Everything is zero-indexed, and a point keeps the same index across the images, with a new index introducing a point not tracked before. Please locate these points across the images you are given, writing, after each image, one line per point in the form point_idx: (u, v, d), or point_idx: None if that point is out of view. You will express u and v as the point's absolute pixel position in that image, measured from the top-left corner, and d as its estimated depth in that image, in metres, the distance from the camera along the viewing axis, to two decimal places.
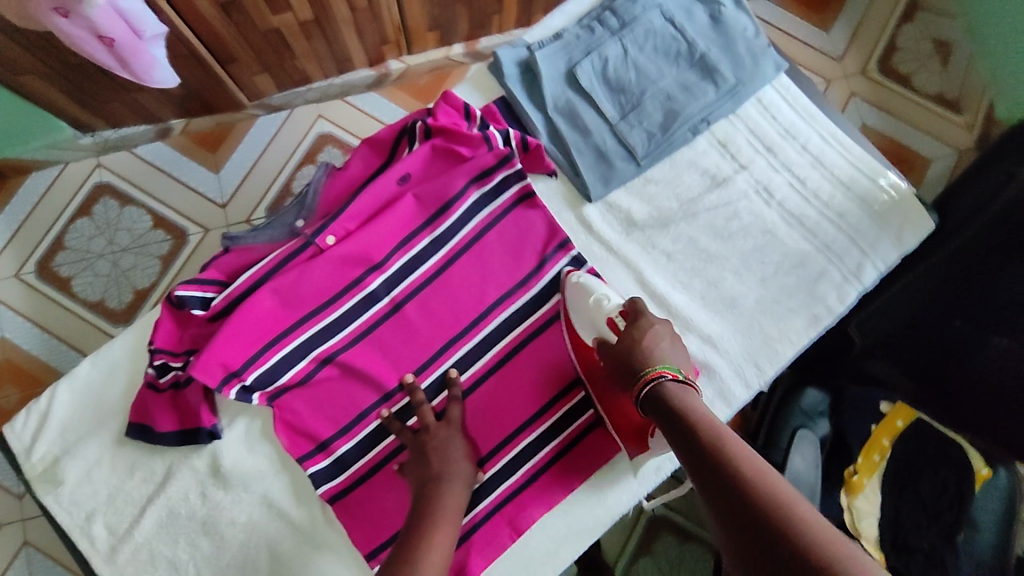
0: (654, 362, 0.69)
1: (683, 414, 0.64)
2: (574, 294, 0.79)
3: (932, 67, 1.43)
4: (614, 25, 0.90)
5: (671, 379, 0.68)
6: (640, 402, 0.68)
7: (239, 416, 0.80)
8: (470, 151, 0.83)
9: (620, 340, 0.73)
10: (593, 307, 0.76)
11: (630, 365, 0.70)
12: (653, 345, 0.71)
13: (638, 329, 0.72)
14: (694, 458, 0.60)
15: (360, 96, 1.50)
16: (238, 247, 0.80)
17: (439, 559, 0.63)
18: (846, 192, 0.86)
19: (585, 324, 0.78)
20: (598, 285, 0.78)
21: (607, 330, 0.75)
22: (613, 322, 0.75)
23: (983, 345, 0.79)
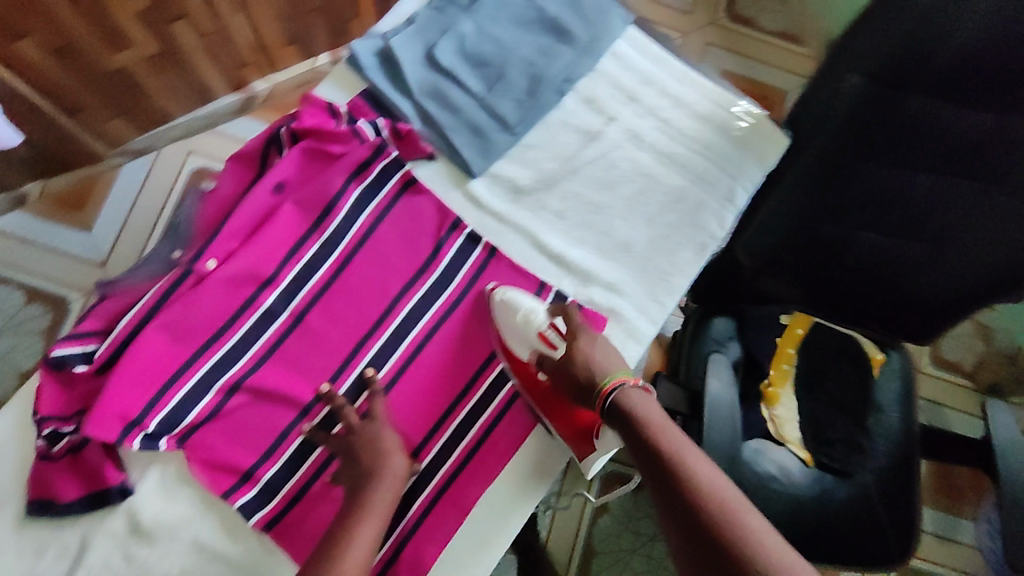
0: (606, 376, 0.73)
1: (638, 423, 0.69)
2: (500, 312, 0.78)
3: (775, 8, 1.55)
4: (464, 4, 0.91)
5: (634, 386, 0.72)
6: (601, 411, 0.73)
7: (151, 465, 0.75)
8: (343, 148, 0.82)
9: (567, 355, 0.75)
10: (523, 322, 0.77)
11: (588, 381, 0.73)
12: (601, 357, 0.74)
13: (582, 344, 0.75)
14: (651, 470, 0.66)
15: (230, 124, 1.44)
16: (115, 293, 0.77)
17: (360, 557, 0.64)
18: (707, 125, 0.91)
19: (518, 339, 0.78)
20: (524, 300, 0.78)
21: (542, 346, 0.78)
22: (545, 337, 0.77)
23: (855, 241, 0.93)
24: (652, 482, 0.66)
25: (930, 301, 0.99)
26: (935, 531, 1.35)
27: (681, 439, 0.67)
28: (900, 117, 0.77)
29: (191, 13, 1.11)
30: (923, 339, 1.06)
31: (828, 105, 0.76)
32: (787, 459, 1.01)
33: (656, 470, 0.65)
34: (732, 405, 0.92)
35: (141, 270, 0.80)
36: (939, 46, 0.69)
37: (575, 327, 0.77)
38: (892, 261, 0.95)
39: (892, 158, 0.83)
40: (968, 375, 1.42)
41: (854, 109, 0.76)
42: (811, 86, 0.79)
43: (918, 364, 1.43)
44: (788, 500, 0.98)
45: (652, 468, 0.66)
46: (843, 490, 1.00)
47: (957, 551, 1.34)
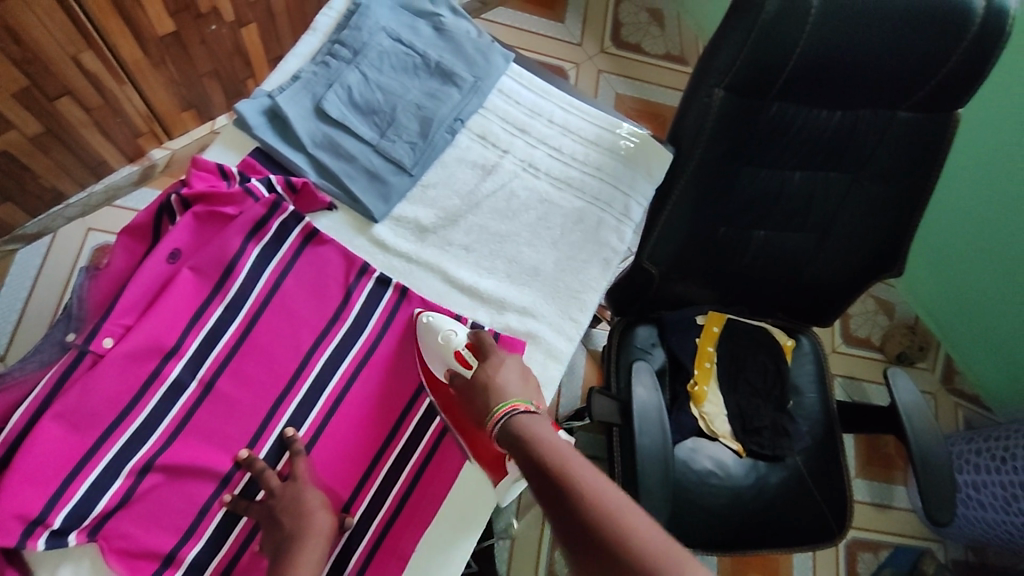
0: (509, 397, 0.73)
1: (530, 446, 0.67)
2: (422, 332, 0.79)
3: (655, 34, 1.66)
4: (348, 55, 0.93)
5: (524, 412, 0.71)
6: (496, 437, 0.71)
7: (61, 565, 0.70)
8: (237, 209, 0.81)
9: (475, 376, 0.76)
10: (443, 343, 0.78)
11: (487, 404, 0.73)
12: (504, 379, 0.75)
13: (489, 368, 0.76)
14: (545, 493, 0.64)
15: (130, 195, 1.40)
16: (4, 386, 0.72)
17: None
18: (596, 149, 0.96)
19: (435, 361, 0.78)
20: (444, 322, 0.79)
21: (457, 364, 0.77)
22: (461, 356, 0.77)
23: (749, 239, 1.00)
24: (547, 506, 0.64)
25: (826, 285, 1.06)
26: (872, 501, 1.42)
27: (568, 454, 0.66)
28: (766, 122, 0.84)
29: (76, 89, 1.09)
30: (822, 321, 1.14)
31: (701, 118, 0.82)
32: (720, 452, 1.05)
33: (549, 489, 0.64)
34: (660, 407, 0.94)
35: (33, 357, 0.76)
36: (788, 55, 0.75)
37: (487, 350, 0.78)
38: (785, 254, 1.02)
39: (768, 158, 0.89)
40: (878, 348, 1.52)
41: (724, 120, 0.82)
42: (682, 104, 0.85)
43: (833, 345, 1.51)
44: (726, 493, 1.01)
45: (546, 491, 0.64)
46: (776, 475, 1.04)
47: (895, 516, 1.41)
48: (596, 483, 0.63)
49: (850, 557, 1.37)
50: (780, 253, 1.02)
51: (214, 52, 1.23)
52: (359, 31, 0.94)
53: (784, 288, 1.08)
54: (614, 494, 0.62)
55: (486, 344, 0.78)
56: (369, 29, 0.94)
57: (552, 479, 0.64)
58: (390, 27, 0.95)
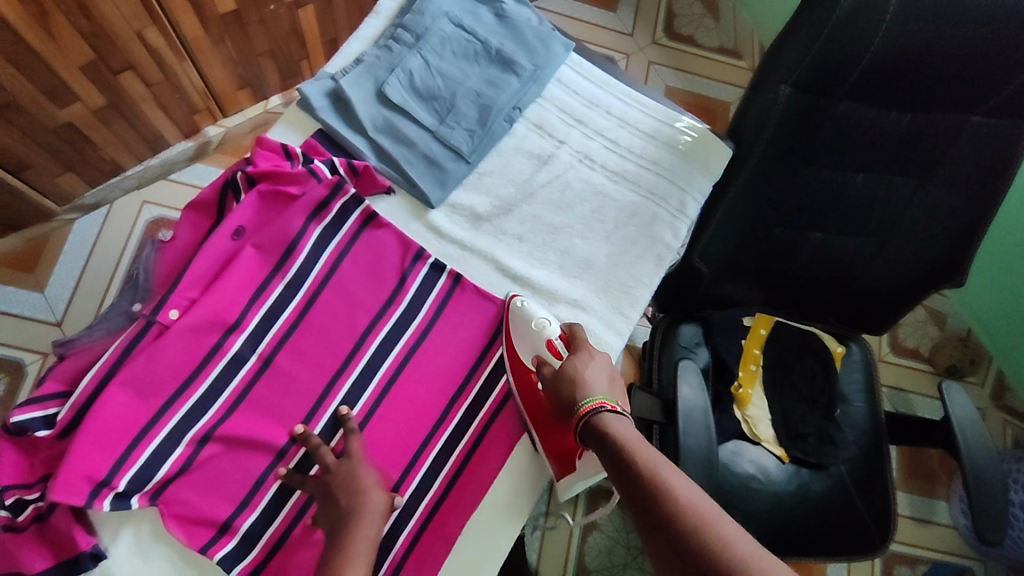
0: (595, 394, 0.72)
1: (619, 446, 0.66)
2: (515, 315, 0.81)
3: (711, 26, 1.62)
4: (410, 40, 0.93)
5: (610, 410, 0.70)
6: (580, 433, 0.70)
7: (123, 526, 0.72)
8: (299, 188, 0.82)
9: (562, 367, 0.75)
10: (536, 330, 0.80)
11: (567, 399, 0.72)
12: (588, 376, 0.74)
13: (577, 362, 0.75)
14: (635, 498, 0.62)
15: (184, 171, 1.43)
16: (74, 352, 0.75)
17: None
18: (654, 142, 0.94)
19: (525, 347, 0.80)
20: (538, 310, 0.81)
21: (547, 353, 0.79)
22: (552, 345, 0.79)
23: (806, 240, 0.97)
24: (634, 506, 0.62)
25: (881, 293, 1.03)
26: (913, 515, 1.39)
27: (660, 460, 0.65)
28: (833, 120, 0.81)
29: (138, 63, 1.11)
30: (873, 330, 1.11)
31: (765, 116, 0.79)
32: (763, 457, 1.03)
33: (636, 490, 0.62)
34: (706, 408, 0.93)
35: (100, 326, 0.78)
36: (860, 55, 0.72)
37: (579, 345, 0.78)
38: (840, 258, 1.00)
39: (831, 156, 0.86)
40: (926, 359, 1.48)
41: (788, 120, 0.79)
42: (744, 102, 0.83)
43: (880, 354, 1.48)
44: (768, 498, 1.00)
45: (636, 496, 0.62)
46: (819, 483, 1.02)
47: (935, 531, 1.38)
48: (691, 493, 0.60)
49: (886, 570, 1.35)
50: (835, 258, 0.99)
51: (271, 32, 1.25)
52: (422, 16, 0.94)
53: (837, 293, 1.05)
54: (711, 507, 0.59)
55: (579, 338, 0.78)
56: (431, 14, 0.94)
57: (641, 481, 0.63)
58: (452, 13, 0.95)
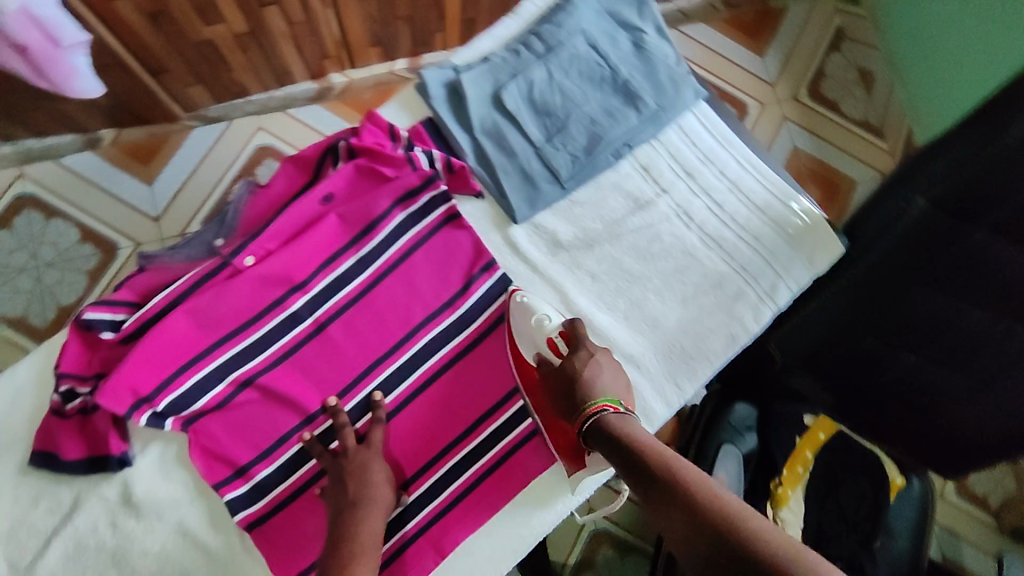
0: (596, 396, 0.69)
1: (628, 442, 0.63)
2: (517, 312, 0.80)
3: (862, 98, 1.40)
4: (540, 49, 0.91)
5: (612, 412, 0.67)
6: (582, 433, 0.68)
7: (152, 442, 0.78)
8: (395, 172, 0.83)
9: (562, 364, 0.73)
10: (535, 326, 0.78)
11: (573, 393, 0.70)
12: (592, 374, 0.72)
13: (577, 360, 0.72)
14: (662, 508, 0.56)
15: (302, 109, 1.40)
16: (154, 267, 0.80)
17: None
18: (762, 216, 0.88)
19: (527, 343, 0.79)
20: (540, 304, 0.79)
21: (547, 350, 0.77)
22: (552, 342, 0.76)
23: (891, 359, 0.81)
24: (648, 496, 0.58)
25: (980, 441, 0.84)
26: None
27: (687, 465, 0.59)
28: (965, 252, 0.66)
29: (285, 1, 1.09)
30: (948, 472, 0.93)
31: (887, 226, 0.69)
32: None
33: (648, 480, 0.59)
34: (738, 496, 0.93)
35: (182, 249, 0.82)
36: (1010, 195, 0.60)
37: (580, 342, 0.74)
38: (912, 393, 0.84)
39: (954, 287, 0.70)
40: (991, 513, 1.24)
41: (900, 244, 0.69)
42: (867, 204, 0.73)
43: None
44: None
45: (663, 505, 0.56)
46: None
47: None
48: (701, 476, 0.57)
49: None
50: (912, 391, 0.83)
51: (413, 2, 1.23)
52: (559, 29, 0.91)
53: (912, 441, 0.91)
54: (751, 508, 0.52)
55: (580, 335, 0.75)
56: (569, 29, 0.91)
57: (652, 471, 0.59)
58: (590, 32, 0.92)
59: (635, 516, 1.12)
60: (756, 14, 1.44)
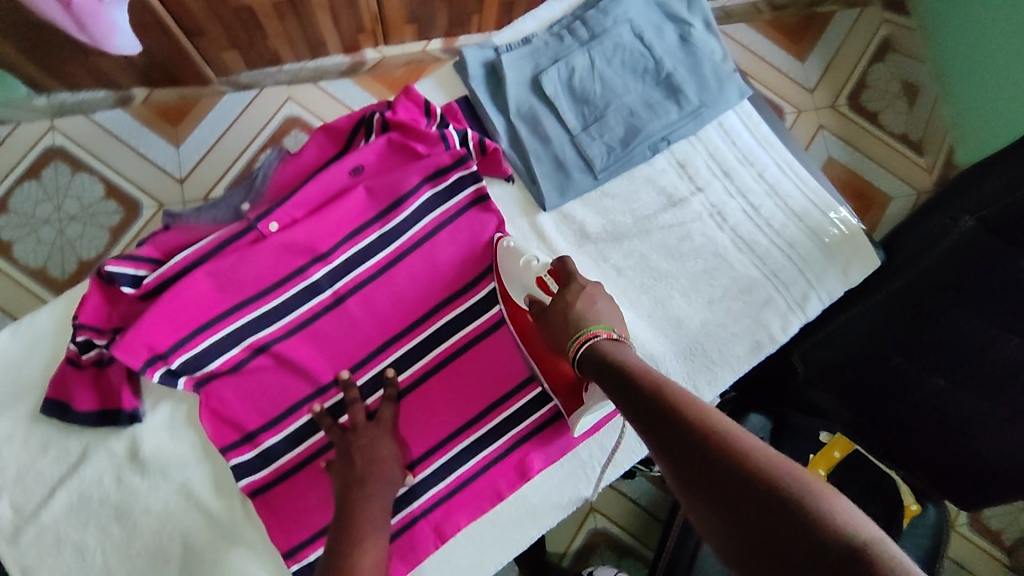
0: (587, 325, 0.68)
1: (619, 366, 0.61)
2: (505, 256, 0.79)
3: (903, 111, 1.36)
4: (584, 35, 0.89)
5: (606, 338, 0.66)
6: (577, 362, 0.66)
7: (164, 400, 0.78)
8: (427, 149, 0.82)
9: (553, 301, 0.72)
10: (524, 267, 0.77)
11: (564, 328, 0.69)
12: (585, 306, 0.70)
13: (568, 292, 0.71)
14: (681, 461, 0.51)
15: (333, 82, 1.37)
16: (178, 226, 0.79)
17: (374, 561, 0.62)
18: (798, 224, 0.86)
19: (515, 285, 0.78)
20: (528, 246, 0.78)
21: (537, 289, 0.75)
22: (541, 281, 0.75)
23: (921, 383, 0.77)
24: (638, 416, 0.57)
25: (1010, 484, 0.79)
26: None
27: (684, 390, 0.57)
28: (999, 281, 0.64)
29: None
30: (969, 506, 0.88)
31: (930, 242, 0.67)
32: None
33: (638, 401, 0.57)
34: None
35: (208, 212, 0.82)
36: None
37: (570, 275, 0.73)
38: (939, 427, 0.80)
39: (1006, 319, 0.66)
40: (1003, 547, 1.21)
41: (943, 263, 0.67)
42: (908, 221, 0.72)
43: None
44: None
45: (673, 448, 0.52)
46: None
47: None
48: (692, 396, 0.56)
49: None
50: (942, 426, 0.79)
51: None
52: (605, 16, 0.89)
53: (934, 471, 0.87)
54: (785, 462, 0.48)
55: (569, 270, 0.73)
56: (615, 16, 0.89)
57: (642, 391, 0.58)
58: (637, 21, 0.89)
59: (635, 518, 1.10)
60: (802, 18, 1.40)
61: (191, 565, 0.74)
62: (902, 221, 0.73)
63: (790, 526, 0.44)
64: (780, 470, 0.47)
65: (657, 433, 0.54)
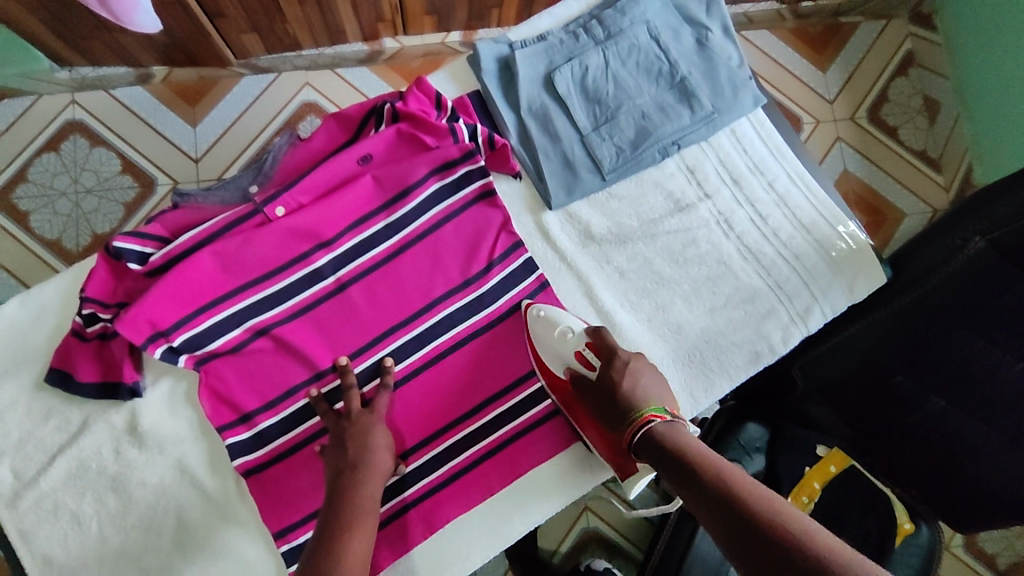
0: (641, 406, 0.69)
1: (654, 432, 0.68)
2: (538, 325, 0.77)
3: (922, 127, 1.35)
4: (600, 35, 0.89)
5: (660, 422, 0.68)
6: (630, 445, 0.69)
7: (164, 376, 0.79)
8: (436, 142, 0.82)
9: (599, 379, 0.73)
10: (560, 340, 0.76)
11: (619, 411, 0.70)
12: (636, 387, 0.71)
13: (614, 372, 0.72)
14: (700, 504, 0.60)
15: (350, 69, 1.37)
16: (187, 206, 0.79)
17: (359, 547, 0.65)
18: (805, 235, 0.85)
19: (553, 357, 0.76)
20: (562, 315, 0.77)
21: (577, 364, 0.75)
22: (582, 356, 0.75)
23: (921, 403, 0.76)
24: (674, 480, 0.63)
25: (1005, 511, 0.78)
26: None
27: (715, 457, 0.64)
28: (1012, 302, 0.63)
29: None
30: (961, 527, 0.86)
31: (937, 262, 0.66)
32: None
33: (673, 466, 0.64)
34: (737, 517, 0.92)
35: (216, 192, 0.82)
36: None
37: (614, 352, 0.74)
38: (938, 449, 0.79)
39: (1010, 343, 0.65)
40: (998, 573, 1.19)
41: (950, 282, 0.66)
42: (909, 245, 0.70)
43: None
44: None
45: (709, 509, 0.59)
46: None
47: None
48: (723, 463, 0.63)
49: None
50: (942, 449, 0.78)
51: None
52: (622, 16, 0.89)
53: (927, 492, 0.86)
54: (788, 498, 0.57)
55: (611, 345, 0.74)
56: (632, 17, 0.89)
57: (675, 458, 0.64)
58: (654, 23, 0.89)
59: (629, 521, 1.10)
60: (825, 28, 1.38)
61: (183, 540, 0.75)
62: (909, 239, 0.71)
63: (780, 540, 0.51)
64: (779, 510, 0.55)
65: (692, 495, 0.61)
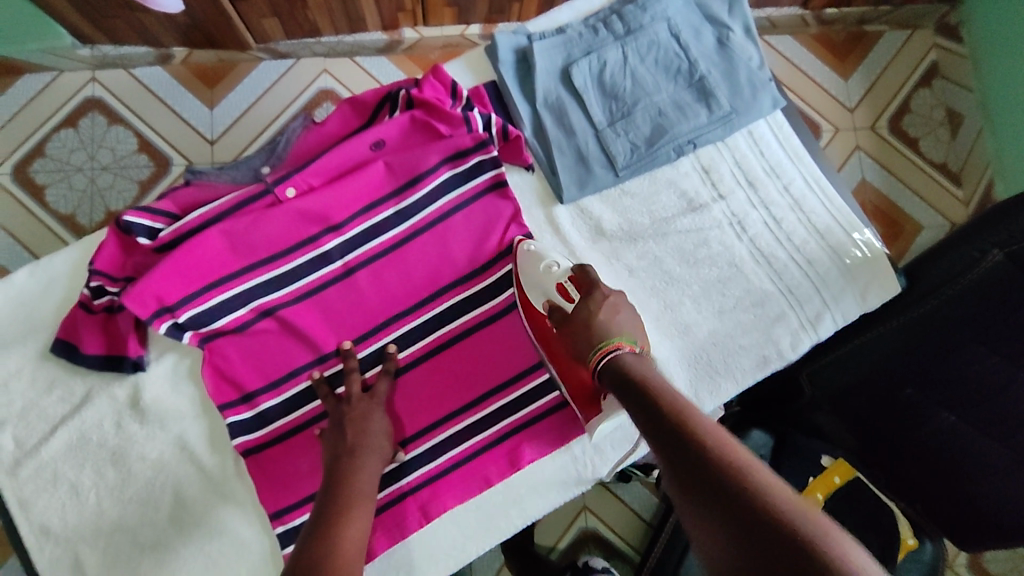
0: (611, 335, 0.66)
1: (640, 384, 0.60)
2: (524, 259, 0.78)
3: (944, 139, 1.32)
4: (619, 30, 0.88)
5: (628, 352, 0.65)
6: (597, 373, 0.65)
7: (169, 352, 0.79)
8: (449, 130, 0.82)
9: (574, 309, 0.70)
10: (544, 272, 0.76)
11: (586, 338, 0.67)
12: (608, 318, 0.68)
13: (592, 302, 0.70)
14: (677, 465, 0.51)
15: (368, 58, 1.37)
16: (199, 183, 0.80)
17: (356, 533, 0.62)
18: (819, 241, 0.84)
19: (535, 289, 0.76)
20: (550, 251, 0.78)
21: (557, 295, 0.74)
22: (563, 288, 0.74)
23: (930, 417, 0.74)
24: (655, 437, 0.55)
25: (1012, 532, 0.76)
26: None
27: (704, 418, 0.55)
28: None
29: None
30: (967, 546, 0.84)
31: (951, 275, 0.65)
32: None
33: (657, 421, 0.56)
34: None
35: (229, 171, 0.82)
36: None
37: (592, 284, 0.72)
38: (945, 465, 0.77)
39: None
40: None
41: (965, 295, 0.65)
42: (925, 254, 0.70)
43: None
44: None
45: (688, 474, 0.50)
46: None
47: None
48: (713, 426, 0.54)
49: None
50: (950, 465, 0.76)
51: None
52: (643, 12, 0.88)
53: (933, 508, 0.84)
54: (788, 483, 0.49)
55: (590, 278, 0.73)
56: (653, 13, 0.88)
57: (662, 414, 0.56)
58: (674, 20, 0.88)
59: (627, 522, 1.10)
60: (849, 36, 1.36)
61: (179, 516, 0.76)
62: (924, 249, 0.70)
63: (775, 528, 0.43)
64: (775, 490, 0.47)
65: (671, 456, 0.52)
